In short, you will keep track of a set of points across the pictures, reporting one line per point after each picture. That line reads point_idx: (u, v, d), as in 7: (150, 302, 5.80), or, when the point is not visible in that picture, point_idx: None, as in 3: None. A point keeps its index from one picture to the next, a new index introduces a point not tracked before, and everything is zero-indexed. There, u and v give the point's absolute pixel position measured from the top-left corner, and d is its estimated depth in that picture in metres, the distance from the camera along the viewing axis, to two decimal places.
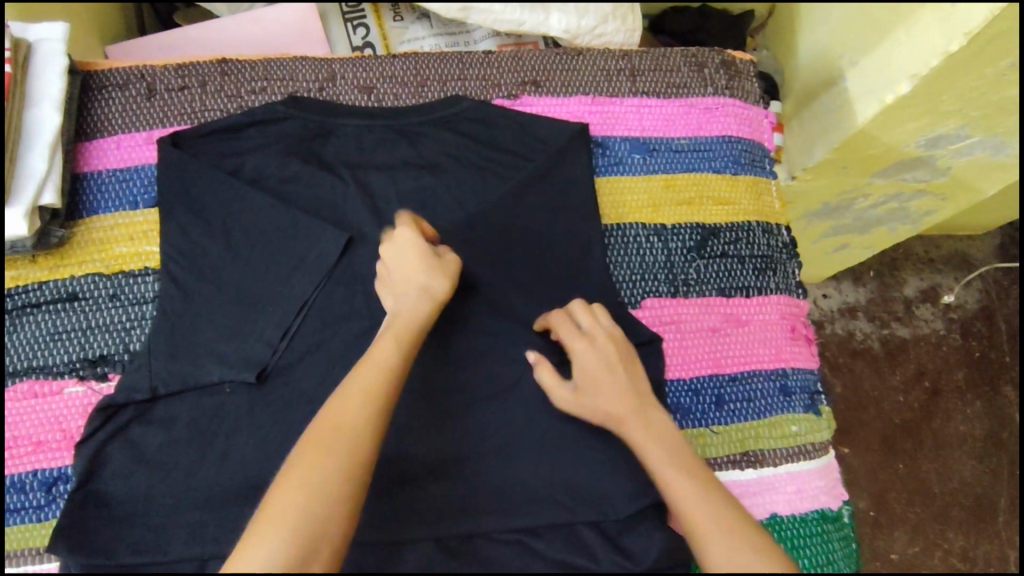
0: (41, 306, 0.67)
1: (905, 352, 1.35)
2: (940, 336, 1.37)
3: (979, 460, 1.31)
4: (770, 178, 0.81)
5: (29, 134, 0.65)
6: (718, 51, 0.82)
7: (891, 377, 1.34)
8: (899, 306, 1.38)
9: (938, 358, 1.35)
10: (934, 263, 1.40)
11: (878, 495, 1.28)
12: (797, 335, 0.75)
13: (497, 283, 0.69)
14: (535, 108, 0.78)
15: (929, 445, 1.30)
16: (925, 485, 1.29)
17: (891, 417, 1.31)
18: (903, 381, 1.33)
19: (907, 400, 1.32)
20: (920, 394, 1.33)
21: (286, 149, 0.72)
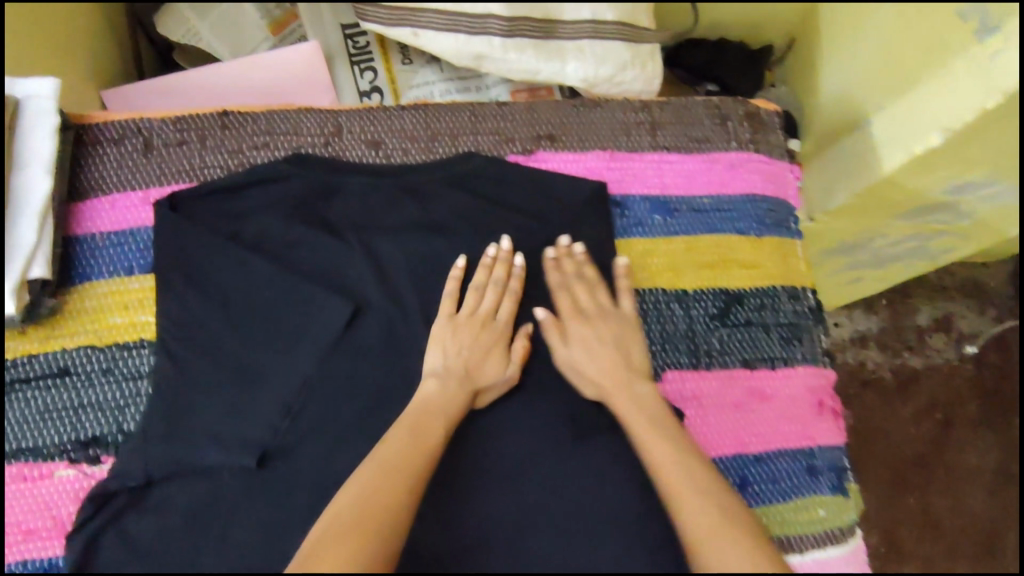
0: (30, 382, 0.63)
1: (917, 382, 1.28)
2: (954, 366, 1.30)
3: (990, 494, 1.27)
4: (795, 239, 0.77)
5: (16, 200, 0.61)
6: (741, 102, 0.79)
7: (902, 408, 1.28)
8: (911, 335, 1.30)
9: (952, 390, 1.29)
10: (948, 291, 1.31)
11: (888, 531, 1.24)
12: (824, 409, 0.72)
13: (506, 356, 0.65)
14: (551, 165, 0.74)
15: (940, 478, 1.27)
16: (936, 520, 1.25)
17: (902, 450, 1.27)
18: (914, 413, 1.28)
19: (918, 433, 1.27)
20: (932, 426, 1.28)
21: (289, 212, 0.68)
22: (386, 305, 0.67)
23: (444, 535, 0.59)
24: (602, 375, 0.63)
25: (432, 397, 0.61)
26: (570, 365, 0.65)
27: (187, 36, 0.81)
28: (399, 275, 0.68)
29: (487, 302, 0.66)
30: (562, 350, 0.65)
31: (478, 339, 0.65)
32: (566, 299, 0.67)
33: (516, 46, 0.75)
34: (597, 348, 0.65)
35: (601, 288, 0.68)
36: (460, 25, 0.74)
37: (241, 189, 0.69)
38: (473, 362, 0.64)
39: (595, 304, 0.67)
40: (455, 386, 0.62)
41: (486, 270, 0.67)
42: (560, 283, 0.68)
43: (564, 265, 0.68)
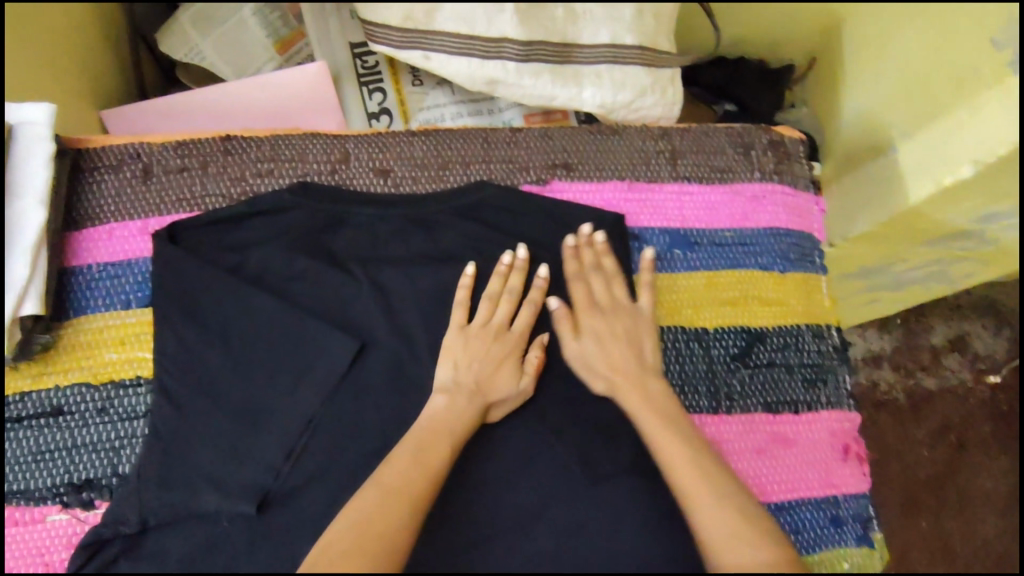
0: (23, 421, 0.61)
1: (930, 403, 1.22)
2: (967, 388, 1.23)
3: (1001, 516, 1.20)
4: (820, 274, 0.74)
5: (10, 233, 0.58)
6: (765, 130, 0.75)
7: (915, 430, 1.21)
8: (926, 356, 1.23)
9: (964, 410, 1.22)
10: (962, 310, 1.25)
11: (899, 553, 1.17)
12: (848, 455, 0.69)
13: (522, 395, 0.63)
14: (567, 195, 0.71)
15: (953, 499, 1.19)
16: (948, 545, 1.18)
17: (915, 473, 1.20)
18: (928, 434, 1.21)
19: (932, 454, 1.20)
20: (945, 449, 1.21)
21: (293, 244, 0.66)
22: (392, 342, 0.64)
23: None
24: (615, 374, 0.62)
25: (437, 420, 0.59)
26: (582, 358, 0.64)
27: (192, 55, 0.78)
28: (407, 312, 0.65)
29: (500, 312, 0.64)
30: (574, 345, 0.64)
31: (490, 353, 0.63)
32: (581, 290, 0.66)
33: (532, 71, 0.73)
34: (610, 339, 0.64)
35: (618, 277, 0.67)
36: (472, 48, 0.71)
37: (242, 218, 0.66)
38: (482, 376, 0.62)
39: (609, 296, 0.66)
40: (464, 408, 0.60)
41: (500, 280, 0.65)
42: (577, 274, 0.66)
43: (583, 255, 0.67)
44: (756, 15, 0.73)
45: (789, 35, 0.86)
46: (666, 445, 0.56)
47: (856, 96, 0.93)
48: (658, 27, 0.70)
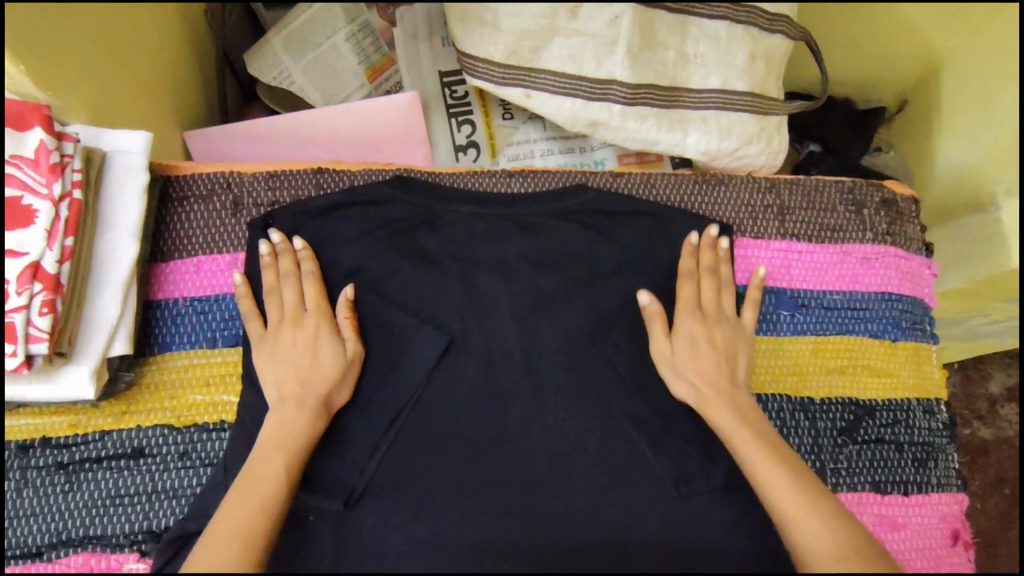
0: (102, 462, 0.58)
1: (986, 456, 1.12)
2: None
3: None
4: (931, 343, 0.70)
5: (101, 269, 0.56)
6: (877, 186, 0.72)
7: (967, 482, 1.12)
8: (982, 404, 1.14)
9: None
10: None
11: None
12: (958, 542, 0.64)
13: (605, 449, 0.57)
14: (747, 255, 0.69)
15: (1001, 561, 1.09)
16: None
17: None
18: (980, 488, 1.11)
19: (986, 507, 1.08)
20: (997, 502, 1.11)
21: (383, 286, 0.63)
22: (474, 376, 0.60)
23: None
24: (702, 382, 0.61)
25: (274, 432, 0.55)
26: (665, 359, 0.62)
27: (280, 78, 0.76)
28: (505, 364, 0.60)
29: (289, 296, 0.61)
30: (663, 342, 0.62)
31: (304, 342, 0.60)
32: (689, 289, 0.65)
33: (637, 115, 0.70)
34: (701, 345, 0.62)
35: (727, 290, 0.66)
36: (579, 89, 0.68)
37: (321, 224, 0.65)
38: (300, 370, 0.59)
39: (713, 304, 0.65)
40: (295, 412, 0.56)
41: (270, 271, 0.61)
42: (691, 271, 0.65)
43: (701, 255, 0.66)
44: (866, 42, 0.70)
45: (888, 66, 0.82)
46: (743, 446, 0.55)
47: (952, 148, 0.92)
48: (768, 73, 0.70)
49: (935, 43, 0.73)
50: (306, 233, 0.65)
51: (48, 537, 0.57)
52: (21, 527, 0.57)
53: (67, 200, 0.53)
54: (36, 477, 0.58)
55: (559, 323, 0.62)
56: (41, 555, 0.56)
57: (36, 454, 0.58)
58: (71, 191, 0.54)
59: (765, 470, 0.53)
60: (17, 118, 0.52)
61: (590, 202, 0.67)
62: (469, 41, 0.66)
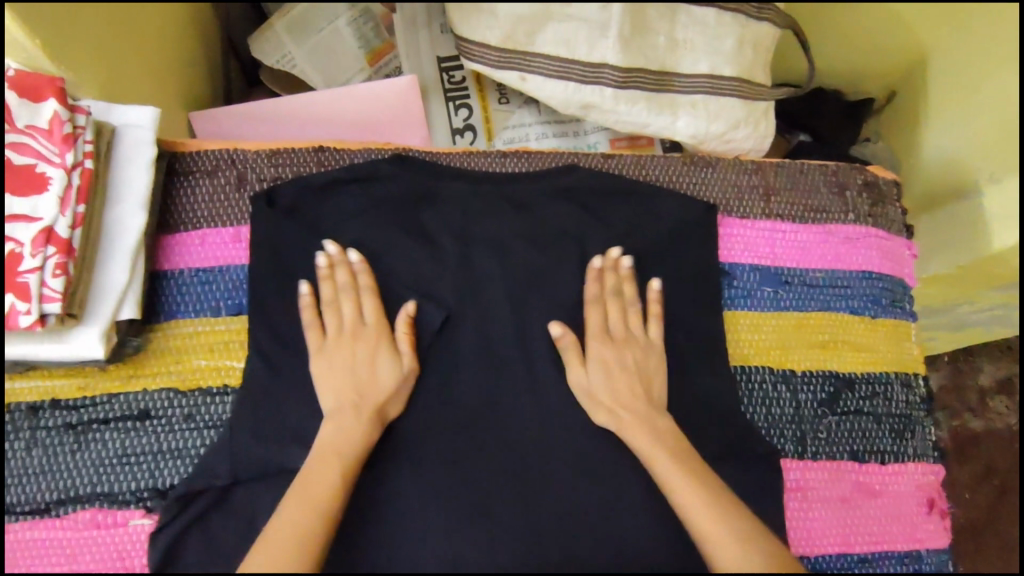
0: (109, 423, 0.60)
1: (976, 446, 1.13)
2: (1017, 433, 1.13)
3: None
4: (910, 320, 0.73)
5: (109, 237, 0.58)
6: (860, 170, 0.74)
7: (957, 472, 1.13)
8: (973, 396, 1.14)
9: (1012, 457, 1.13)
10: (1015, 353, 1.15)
11: None
12: (933, 510, 0.67)
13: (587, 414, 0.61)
14: (736, 235, 0.71)
15: (991, 550, 1.10)
16: None
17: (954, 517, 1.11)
18: (970, 477, 1.12)
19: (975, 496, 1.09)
20: (987, 491, 1.12)
21: (379, 258, 0.66)
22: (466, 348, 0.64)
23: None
24: (619, 407, 0.62)
25: (329, 441, 0.57)
26: (585, 390, 0.63)
27: (282, 61, 0.79)
28: (496, 336, 0.65)
29: (347, 309, 0.63)
30: (579, 373, 0.63)
31: (360, 354, 0.61)
32: (597, 317, 0.65)
33: (629, 98, 0.72)
34: (616, 371, 0.63)
35: (635, 311, 0.66)
36: (572, 72, 0.70)
37: (322, 198, 0.67)
38: (357, 380, 0.60)
39: (623, 329, 0.65)
40: (352, 420, 0.58)
41: (328, 283, 0.63)
42: (596, 297, 0.66)
43: (605, 279, 0.66)
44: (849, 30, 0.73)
45: (871, 57, 0.85)
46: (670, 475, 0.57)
47: (937, 138, 0.94)
48: (755, 60, 0.73)
49: (917, 32, 0.75)
50: (305, 207, 0.67)
51: (57, 494, 0.59)
52: (32, 485, 0.59)
53: (79, 169, 0.56)
54: (45, 437, 0.60)
55: (546, 299, 0.66)
56: (50, 511, 0.59)
57: (46, 415, 0.60)
58: (83, 161, 0.56)
59: (686, 492, 0.55)
60: (33, 91, 0.55)
61: (580, 182, 0.70)
62: (467, 25, 0.69)
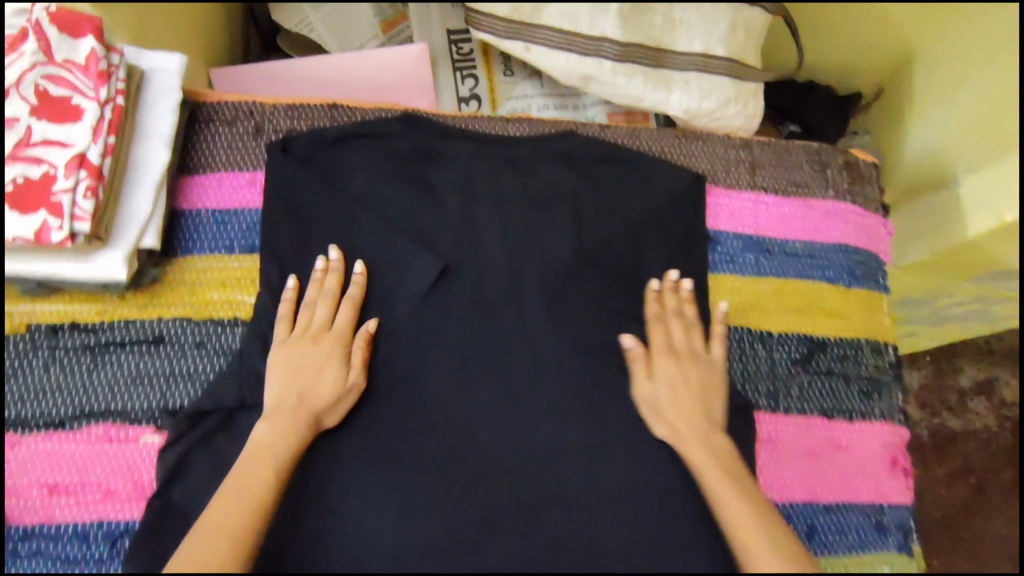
0: (125, 346, 0.64)
1: (954, 445, 1.15)
2: (993, 433, 1.16)
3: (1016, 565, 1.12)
4: (883, 293, 0.77)
5: (135, 170, 0.62)
6: (841, 151, 0.79)
7: (935, 470, 1.15)
8: (952, 397, 1.17)
9: (987, 456, 1.15)
10: (993, 356, 1.18)
11: None
12: (897, 468, 0.71)
13: (573, 359, 0.66)
14: (722, 202, 0.76)
15: (966, 546, 1.12)
16: None
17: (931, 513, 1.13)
18: (948, 476, 1.14)
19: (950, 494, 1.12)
20: (964, 491, 1.14)
21: (386, 209, 0.70)
22: (462, 296, 0.68)
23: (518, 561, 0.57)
24: (682, 422, 0.62)
25: (264, 431, 0.58)
26: (649, 402, 0.64)
27: (300, 26, 0.82)
28: (491, 285, 0.68)
29: (321, 312, 0.64)
30: (646, 386, 0.64)
31: (315, 354, 0.62)
32: (659, 333, 0.67)
33: (627, 71, 0.76)
34: (681, 388, 0.64)
35: (696, 329, 0.68)
36: (574, 45, 0.75)
37: (335, 151, 0.71)
38: (307, 383, 0.61)
39: (684, 344, 0.67)
40: (287, 417, 0.58)
41: (316, 285, 0.65)
42: (656, 316, 0.68)
43: (665, 299, 0.69)
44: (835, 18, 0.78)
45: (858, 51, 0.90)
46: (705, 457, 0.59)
47: (922, 132, 0.99)
48: (746, 42, 0.77)
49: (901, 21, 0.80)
50: (317, 157, 0.71)
51: (71, 410, 0.62)
52: (47, 401, 0.62)
53: (111, 104, 0.60)
54: (64, 356, 0.63)
55: (538, 253, 0.69)
56: (62, 426, 0.62)
57: (65, 336, 0.64)
58: (115, 97, 0.60)
59: (712, 472, 0.57)
60: (72, 27, 0.59)
61: (577, 148, 0.74)
62: None
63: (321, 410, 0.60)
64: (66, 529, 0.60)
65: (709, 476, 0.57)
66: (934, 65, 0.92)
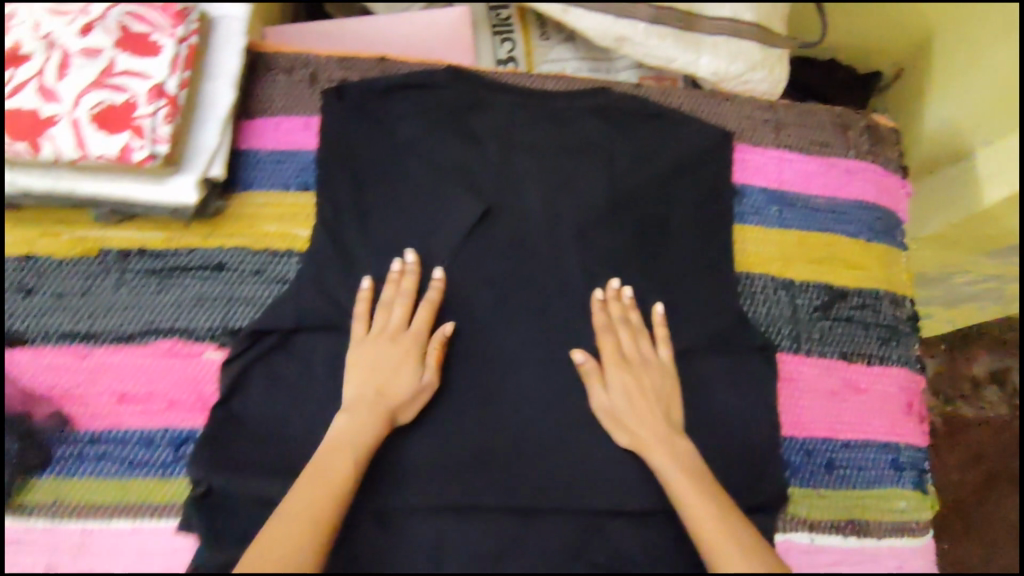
0: (189, 271, 0.69)
1: (965, 430, 1.13)
2: (1007, 423, 1.14)
3: None
4: (902, 249, 0.80)
5: (204, 106, 0.67)
6: (863, 115, 0.83)
7: (946, 455, 1.12)
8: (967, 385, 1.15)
9: (1002, 444, 1.13)
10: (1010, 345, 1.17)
11: None
12: (912, 411, 0.74)
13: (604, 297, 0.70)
14: (749, 159, 0.80)
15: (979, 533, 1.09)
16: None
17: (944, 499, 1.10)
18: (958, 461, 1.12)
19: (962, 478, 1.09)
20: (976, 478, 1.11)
21: (430, 153, 0.74)
22: (501, 235, 0.72)
23: (552, 464, 0.67)
24: (638, 426, 0.65)
25: (341, 431, 0.61)
26: (605, 409, 0.66)
27: None
28: (528, 227, 0.72)
29: (394, 314, 0.67)
30: (602, 395, 0.67)
31: (390, 354, 0.65)
32: (610, 342, 0.68)
33: (659, 34, 0.79)
34: (636, 395, 0.66)
35: (645, 334, 0.69)
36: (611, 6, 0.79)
37: (383, 100, 0.76)
38: (384, 379, 0.64)
39: (634, 350, 0.68)
40: (365, 414, 0.62)
41: (392, 285, 0.68)
42: (605, 326, 0.69)
43: (610, 308, 0.69)
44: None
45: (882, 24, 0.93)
46: (675, 466, 0.62)
47: (941, 109, 0.99)
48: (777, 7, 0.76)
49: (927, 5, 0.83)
50: (365, 104, 0.75)
51: (140, 327, 0.67)
52: (117, 317, 0.67)
53: (185, 43, 0.64)
54: (133, 278, 0.68)
55: (572, 199, 0.74)
56: (132, 341, 0.67)
57: (135, 261, 0.69)
58: (189, 37, 0.65)
59: (680, 480, 0.61)
60: None
61: (611, 103, 0.78)
62: None
63: (401, 403, 0.64)
64: (133, 435, 0.64)
65: (678, 488, 0.61)
66: (954, 49, 0.91)
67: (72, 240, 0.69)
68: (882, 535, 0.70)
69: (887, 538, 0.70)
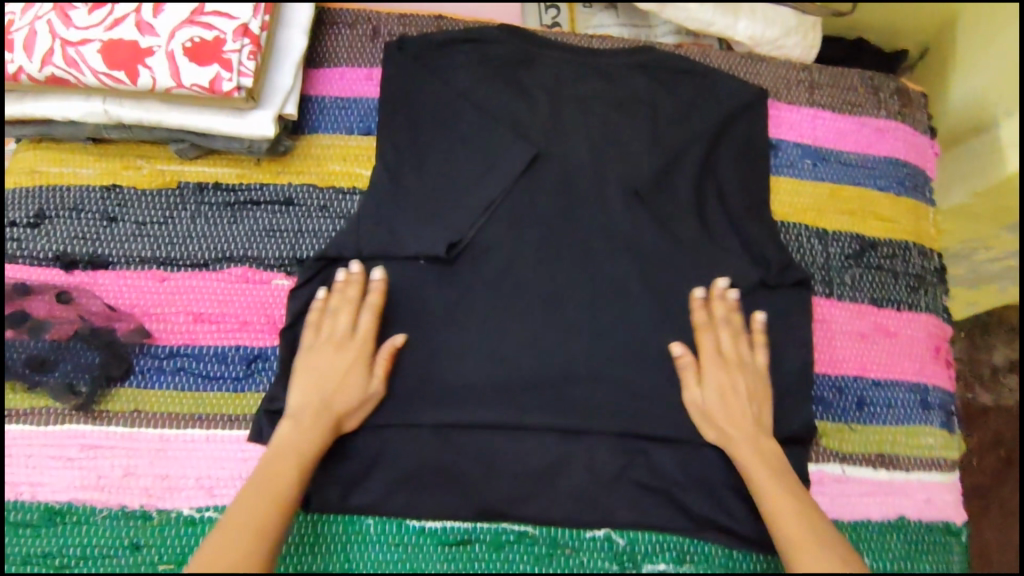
0: (260, 204, 0.74)
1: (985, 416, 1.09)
2: None
3: None
4: (929, 205, 0.84)
5: (280, 51, 0.72)
6: (893, 79, 0.87)
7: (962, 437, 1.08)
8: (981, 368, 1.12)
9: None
10: None
11: None
12: (939, 356, 0.78)
13: (648, 237, 0.74)
14: (784, 117, 0.84)
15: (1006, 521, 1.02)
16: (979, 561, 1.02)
17: None
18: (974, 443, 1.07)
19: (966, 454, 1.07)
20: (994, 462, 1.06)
21: (484, 102, 0.78)
22: (552, 177, 0.75)
23: (597, 391, 0.70)
24: (729, 424, 0.67)
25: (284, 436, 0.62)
26: (697, 407, 0.68)
27: None
28: (577, 169, 0.76)
29: (342, 321, 0.67)
30: (696, 391, 0.68)
31: (336, 359, 0.66)
32: (711, 338, 0.70)
33: None
34: (731, 395, 0.68)
35: (744, 336, 0.70)
36: None
37: (440, 51, 0.80)
38: (331, 387, 0.65)
39: (733, 348, 0.69)
40: (308, 422, 0.63)
41: (342, 292, 0.68)
42: (707, 324, 0.70)
43: (714, 306, 0.71)
44: None
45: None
46: (757, 466, 0.64)
47: (965, 83, 0.98)
48: None
49: None
50: (421, 56, 0.79)
51: (213, 254, 0.72)
52: (194, 244, 0.72)
53: None
54: (207, 210, 0.73)
55: (619, 146, 0.77)
56: (206, 266, 0.71)
57: (210, 193, 0.74)
58: None
59: (765, 476, 0.64)
60: None
61: (655, 60, 0.83)
62: None
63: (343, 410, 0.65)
64: (208, 351, 0.69)
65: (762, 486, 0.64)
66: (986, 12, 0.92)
67: (152, 173, 0.74)
68: (909, 469, 0.74)
69: (913, 472, 0.73)
